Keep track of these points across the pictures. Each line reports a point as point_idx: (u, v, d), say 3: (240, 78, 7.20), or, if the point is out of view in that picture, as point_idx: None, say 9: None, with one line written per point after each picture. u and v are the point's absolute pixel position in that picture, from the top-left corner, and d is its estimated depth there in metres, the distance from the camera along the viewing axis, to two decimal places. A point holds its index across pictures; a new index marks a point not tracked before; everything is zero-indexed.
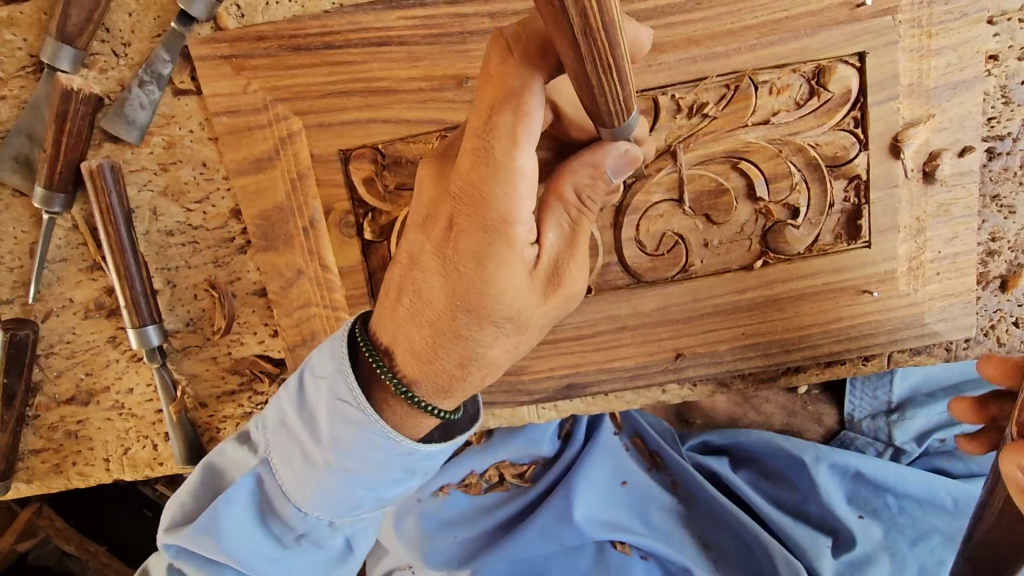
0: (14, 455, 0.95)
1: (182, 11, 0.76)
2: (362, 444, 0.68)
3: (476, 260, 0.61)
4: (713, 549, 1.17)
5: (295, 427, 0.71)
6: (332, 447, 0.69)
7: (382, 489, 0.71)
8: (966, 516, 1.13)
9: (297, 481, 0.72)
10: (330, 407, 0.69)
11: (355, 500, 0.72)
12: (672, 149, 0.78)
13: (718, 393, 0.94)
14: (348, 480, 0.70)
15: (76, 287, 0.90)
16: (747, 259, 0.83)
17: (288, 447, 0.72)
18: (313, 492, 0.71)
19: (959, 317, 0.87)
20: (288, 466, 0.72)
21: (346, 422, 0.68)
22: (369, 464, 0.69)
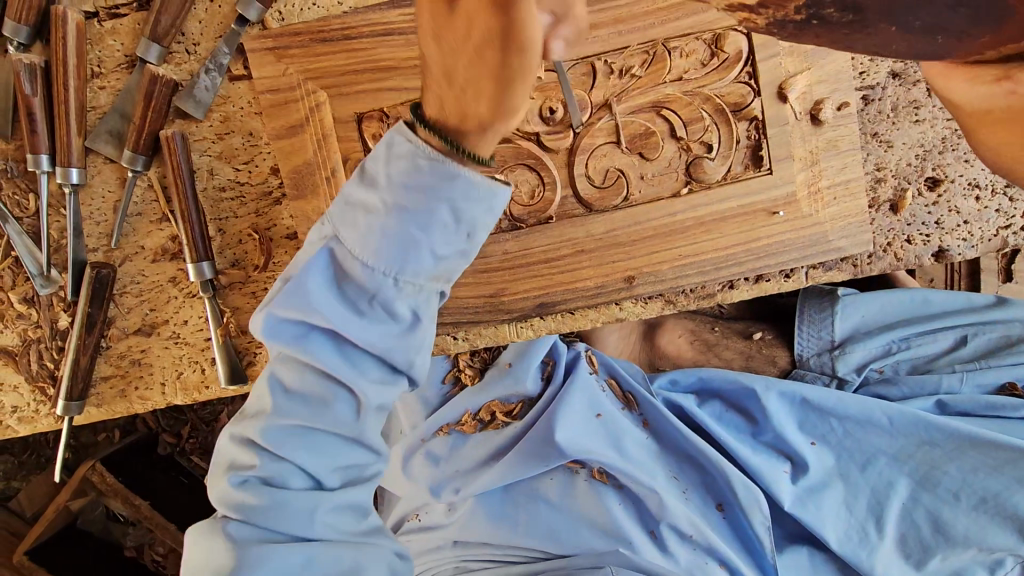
0: (89, 378, 1.16)
1: (240, 16, 1.04)
2: (396, 198, 0.67)
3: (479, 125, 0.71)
4: (683, 480, 1.36)
5: (329, 241, 0.72)
6: (366, 250, 0.70)
7: (414, 281, 0.73)
8: (901, 433, 1.29)
9: (357, 278, 0.71)
10: (358, 199, 0.70)
11: (414, 245, 0.68)
12: (608, 103, 1.02)
13: (667, 310, 1.13)
14: (399, 240, 0.68)
15: (148, 235, 1.14)
16: (676, 187, 1.04)
17: (327, 269, 0.73)
18: (352, 307, 0.73)
19: (857, 235, 1.07)
20: (332, 287, 0.72)
21: (383, 214, 0.68)
22: (412, 200, 0.66)
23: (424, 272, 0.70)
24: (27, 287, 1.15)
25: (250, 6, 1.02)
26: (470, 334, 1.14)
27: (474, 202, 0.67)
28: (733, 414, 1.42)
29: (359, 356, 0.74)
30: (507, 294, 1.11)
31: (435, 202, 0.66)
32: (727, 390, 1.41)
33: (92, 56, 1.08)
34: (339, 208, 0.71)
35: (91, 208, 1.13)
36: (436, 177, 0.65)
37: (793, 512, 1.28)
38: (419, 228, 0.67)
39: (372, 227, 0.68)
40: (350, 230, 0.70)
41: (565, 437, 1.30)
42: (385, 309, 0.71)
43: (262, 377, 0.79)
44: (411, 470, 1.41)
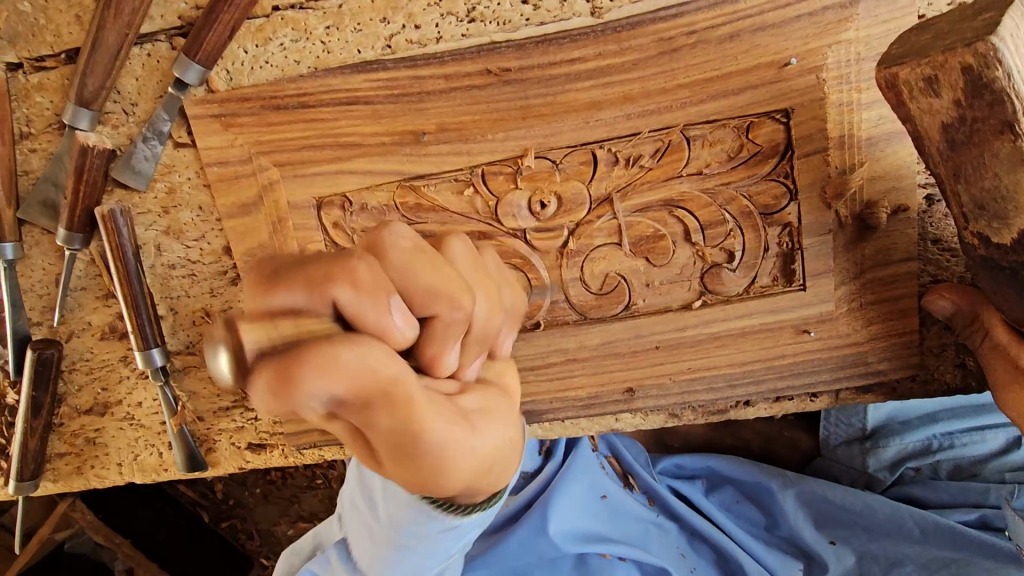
0: (41, 457, 1.09)
1: (178, 78, 0.87)
2: (416, 536, 0.70)
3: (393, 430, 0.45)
4: (691, 561, 1.24)
5: (367, 517, 0.77)
6: (392, 528, 0.71)
7: (441, 553, 0.73)
8: (936, 545, 1.14)
9: (368, 561, 0.79)
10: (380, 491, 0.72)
11: (421, 571, 0.76)
12: (611, 197, 0.85)
13: (670, 422, 0.99)
14: (411, 556, 0.73)
15: (94, 312, 1.03)
16: (687, 298, 0.88)
17: (363, 538, 0.80)
18: (389, 566, 0.75)
19: (903, 358, 0.90)
20: (366, 556, 0.80)
21: (398, 502, 0.69)
22: (421, 543, 0.70)
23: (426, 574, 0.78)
24: None
25: (188, 69, 0.85)
26: None
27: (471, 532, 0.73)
28: (747, 502, 1.30)
29: None
30: None
31: (448, 544, 0.70)
32: (741, 479, 1.29)
33: (19, 114, 0.94)
34: (372, 484, 0.76)
35: (31, 280, 1.02)
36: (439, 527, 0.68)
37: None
38: (425, 554, 0.72)
39: (393, 501, 0.70)
40: (378, 517, 0.74)
41: (553, 526, 1.21)
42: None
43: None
44: None
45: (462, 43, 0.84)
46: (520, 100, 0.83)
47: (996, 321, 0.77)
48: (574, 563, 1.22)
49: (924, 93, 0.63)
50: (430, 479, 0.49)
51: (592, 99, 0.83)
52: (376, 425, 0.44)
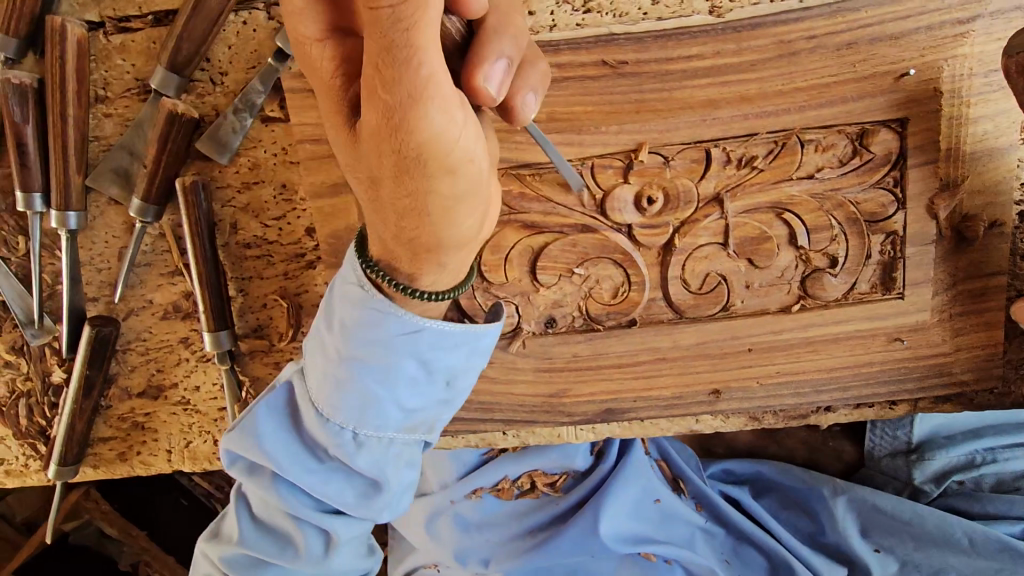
0: (86, 442, 1.03)
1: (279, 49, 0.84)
2: (370, 321, 0.71)
3: (394, 131, 0.51)
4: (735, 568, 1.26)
5: (318, 331, 0.77)
6: (342, 335, 0.73)
7: (400, 389, 0.75)
8: (984, 557, 1.17)
9: (325, 406, 0.76)
10: (341, 297, 0.73)
11: (374, 402, 0.74)
12: (719, 197, 0.84)
13: (749, 426, 0.98)
14: (361, 375, 0.73)
15: (157, 290, 0.98)
16: (785, 301, 0.88)
17: (318, 373, 0.77)
18: (333, 388, 0.75)
19: (987, 370, 0.92)
20: (317, 388, 0.77)
21: (361, 307, 0.71)
22: (380, 337, 0.72)
23: (382, 428, 0.76)
24: (14, 336, 1.00)
25: None
26: (521, 432, 1.00)
27: (433, 350, 0.74)
28: (793, 509, 1.31)
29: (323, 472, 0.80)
30: (571, 396, 0.96)
31: (402, 356, 0.73)
32: (790, 485, 1.31)
33: (96, 76, 0.89)
34: (327, 301, 0.77)
35: (91, 252, 0.96)
36: (383, 299, 0.71)
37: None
38: (383, 382, 0.74)
39: (350, 299, 0.72)
40: (331, 336, 0.75)
41: (608, 528, 1.23)
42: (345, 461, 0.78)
43: (237, 433, 0.80)
44: (433, 530, 1.30)
45: (576, 32, 0.83)
46: (636, 93, 0.82)
47: None
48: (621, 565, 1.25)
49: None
50: (404, 109, 0.49)
51: (709, 97, 0.82)
52: (382, 1, 0.43)
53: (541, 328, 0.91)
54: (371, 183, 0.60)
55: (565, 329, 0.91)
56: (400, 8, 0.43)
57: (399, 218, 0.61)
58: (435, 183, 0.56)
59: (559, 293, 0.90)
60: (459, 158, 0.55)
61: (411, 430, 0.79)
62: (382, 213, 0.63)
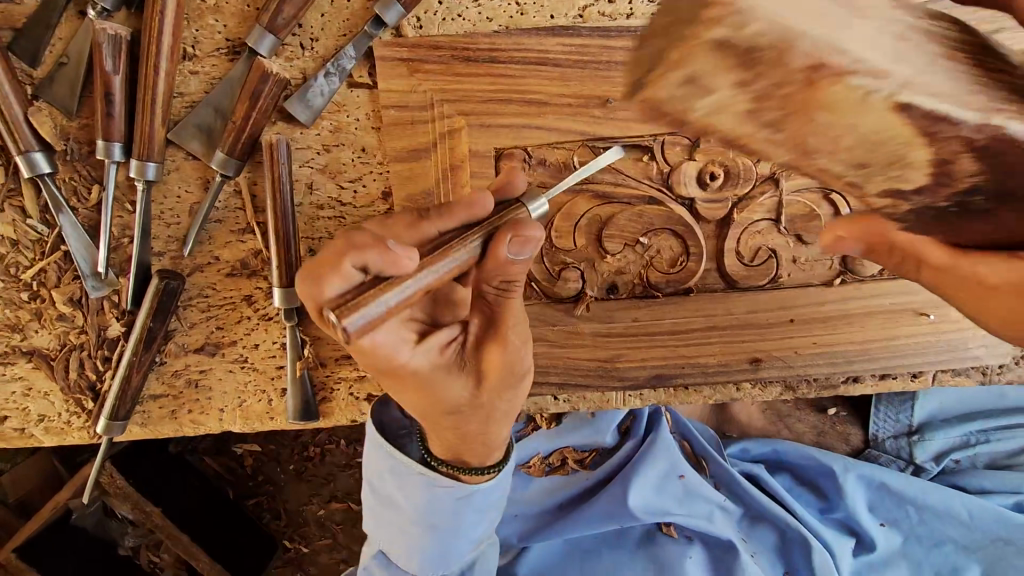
0: (137, 397, 1.02)
1: (375, 17, 0.88)
2: (443, 506, 0.89)
3: (504, 369, 0.78)
4: (752, 545, 1.33)
5: (388, 512, 0.94)
6: (430, 530, 0.91)
7: (481, 499, 0.91)
8: (980, 528, 1.29)
9: (412, 560, 0.95)
10: (417, 510, 0.90)
11: (462, 528, 0.93)
12: (775, 177, 0.92)
13: (783, 395, 1.06)
14: (456, 539, 0.94)
15: (224, 246, 1.00)
16: (827, 275, 0.97)
17: (388, 527, 0.95)
18: (428, 548, 0.94)
19: (998, 346, 1.03)
20: (393, 538, 0.95)
21: (442, 520, 0.90)
22: (454, 516, 0.90)
23: (461, 556, 0.97)
24: (73, 288, 1.00)
25: (390, 8, 0.87)
26: (572, 398, 1.05)
27: (490, 495, 0.91)
28: (805, 486, 1.41)
29: None
30: (622, 362, 1.02)
31: (466, 513, 0.90)
32: (803, 463, 1.40)
33: (187, 33, 0.92)
34: (390, 493, 0.93)
35: (162, 207, 0.98)
36: (459, 498, 0.88)
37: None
38: (464, 520, 0.92)
39: (432, 531, 0.91)
40: (409, 517, 0.91)
41: (638, 502, 1.28)
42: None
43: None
44: None
45: None
46: None
47: None
48: (641, 540, 1.34)
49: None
50: (498, 353, 0.78)
51: None
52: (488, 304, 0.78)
53: (603, 293, 0.97)
54: (454, 418, 0.78)
55: (625, 295, 0.98)
56: (508, 356, 0.78)
57: (464, 442, 0.83)
58: (500, 398, 0.80)
59: (622, 261, 0.96)
60: (517, 371, 0.80)
61: (478, 544, 0.99)
62: (440, 429, 0.81)
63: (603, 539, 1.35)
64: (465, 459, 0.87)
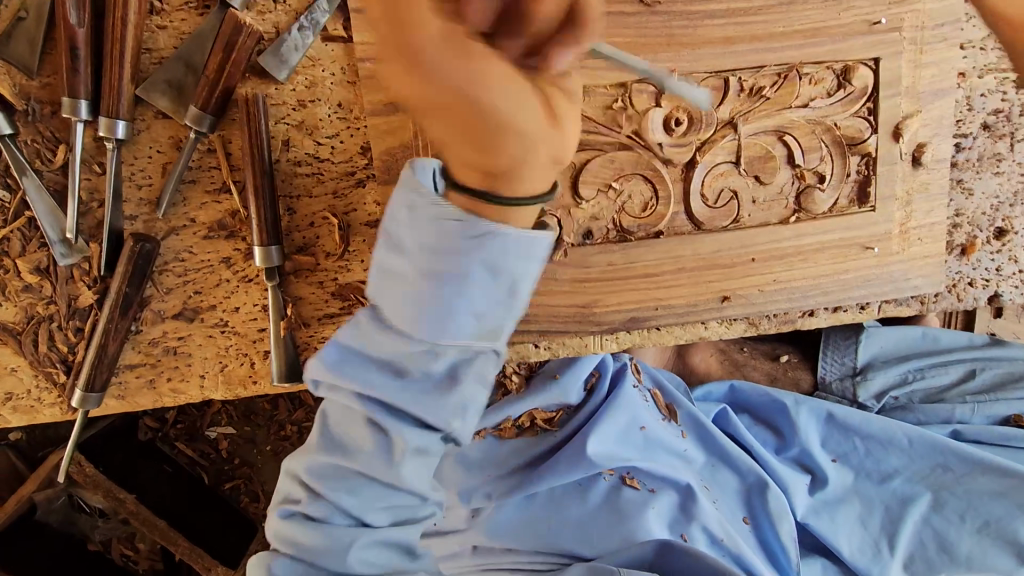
0: (114, 368, 1.00)
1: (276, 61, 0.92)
2: (452, 251, 0.69)
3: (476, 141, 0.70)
4: (714, 492, 1.40)
5: (384, 262, 0.75)
6: (426, 271, 0.71)
7: (506, 268, 0.70)
8: (920, 456, 1.39)
9: (403, 320, 0.75)
10: (416, 226, 0.70)
11: (450, 307, 0.71)
12: (733, 121, 0.99)
13: (747, 332, 1.14)
14: (459, 304, 0.71)
15: (200, 208, 0.98)
16: (784, 214, 1.04)
17: (384, 292, 0.76)
18: (418, 314, 0.73)
19: (932, 275, 1.13)
20: (387, 300, 0.76)
21: (442, 244, 0.69)
22: (457, 263, 0.69)
23: (460, 334, 0.73)
24: (40, 256, 0.96)
25: (282, 66, 0.92)
26: (553, 344, 1.10)
27: (512, 256, 0.70)
28: (763, 426, 1.51)
29: (404, 384, 0.80)
30: (600, 307, 1.07)
31: (476, 268, 0.69)
32: (759, 402, 1.50)
33: None
34: (391, 227, 0.74)
35: (133, 169, 0.96)
36: (473, 238, 0.68)
37: (807, 519, 1.36)
38: (462, 291, 0.70)
39: (427, 282, 0.71)
40: (405, 259, 0.72)
41: (597, 449, 1.34)
42: (422, 370, 0.79)
43: (316, 364, 0.84)
44: (440, 474, 1.40)
45: None
46: (667, 30, 0.95)
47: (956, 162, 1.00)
48: (609, 497, 1.34)
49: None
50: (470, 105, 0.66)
51: (727, 35, 0.96)
52: None
53: (580, 239, 1.01)
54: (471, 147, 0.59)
55: (601, 240, 1.02)
56: None
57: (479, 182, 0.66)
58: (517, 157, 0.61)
59: (597, 207, 1.01)
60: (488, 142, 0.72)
61: (481, 340, 0.75)
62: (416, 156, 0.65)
63: (566, 496, 1.35)
64: (489, 182, 0.65)
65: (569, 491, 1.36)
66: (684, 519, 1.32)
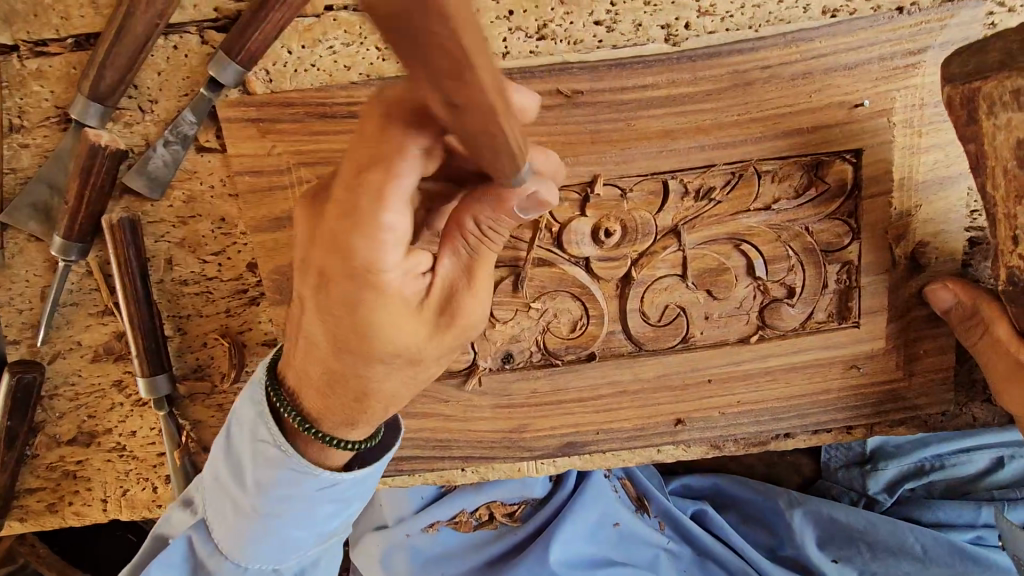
0: (8, 497, 0.95)
1: (148, 178, 0.82)
2: (284, 483, 0.71)
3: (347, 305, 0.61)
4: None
5: (219, 477, 0.75)
6: (257, 493, 0.71)
7: (335, 494, 0.73)
8: (936, 563, 1.20)
9: (230, 543, 0.75)
10: (254, 455, 0.71)
11: (285, 535, 0.74)
12: (677, 229, 0.82)
13: (710, 455, 0.97)
14: (285, 526, 0.73)
15: (85, 331, 0.91)
16: (745, 331, 0.87)
17: (221, 501, 0.75)
18: (247, 542, 0.74)
19: (938, 393, 0.93)
20: (222, 522, 0.75)
21: (268, 463, 0.71)
22: (272, 484, 0.71)
23: (290, 557, 0.76)
24: None
25: (153, 184, 0.82)
26: (480, 468, 0.97)
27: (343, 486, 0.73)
28: (751, 523, 1.33)
29: None
30: (529, 432, 0.93)
31: (322, 508, 0.73)
32: (747, 500, 1.33)
33: (10, 103, 0.82)
34: (230, 451, 0.73)
35: (10, 293, 0.89)
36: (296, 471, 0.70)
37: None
38: (294, 518, 0.73)
39: (262, 506, 0.71)
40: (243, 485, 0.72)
41: (560, 557, 1.20)
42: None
43: None
44: (390, 564, 1.28)
45: (531, 60, 0.79)
46: (590, 125, 0.79)
47: (999, 319, 0.80)
48: None
49: (1006, 107, 0.67)
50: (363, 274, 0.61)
51: (665, 128, 0.80)
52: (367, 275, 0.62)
53: (498, 364, 0.88)
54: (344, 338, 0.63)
55: (522, 365, 0.88)
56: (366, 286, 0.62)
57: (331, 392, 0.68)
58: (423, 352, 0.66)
59: (516, 328, 0.87)
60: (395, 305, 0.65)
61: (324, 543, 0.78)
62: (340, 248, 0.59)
63: None
64: (319, 421, 0.70)
65: None
66: None
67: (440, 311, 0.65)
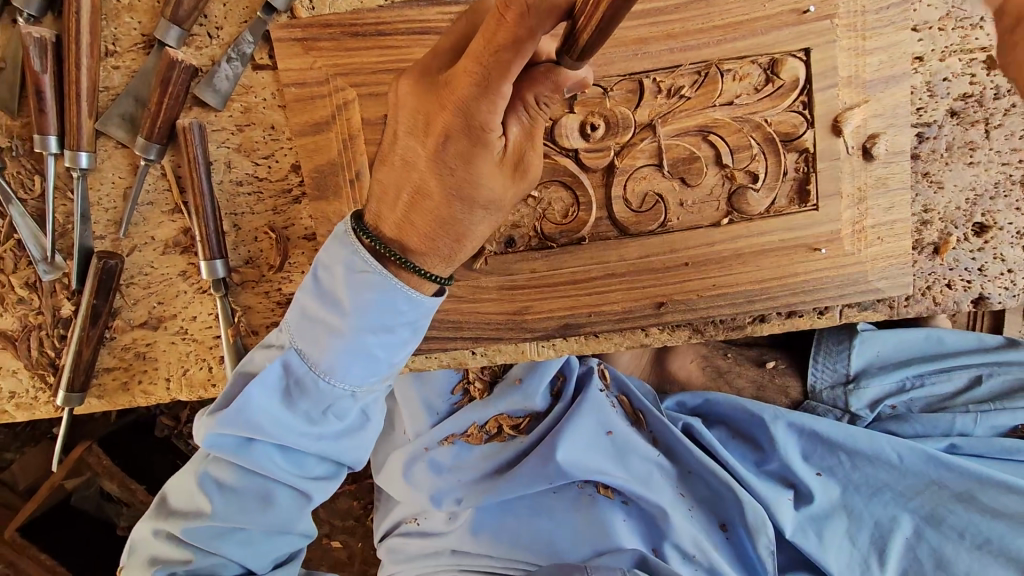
0: (91, 371, 1.12)
1: (214, 91, 1.00)
2: (380, 302, 0.82)
3: (462, 161, 0.75)
4: (688, 499, 1.34)
5: (314, 310, 0.85)
6: (352, 313, 0.82)
7: (414, 319, 0.85)
8: (913, 473, 1.27)
9: (325, 366, 0.85)
10: (346, 279, 0.82)
11: (371, 357, 0.85)
12: (652, 123, 0.97)
13: (693, 339, 1.09)
14: (371, 346, 0.85)
15: (158, 226, 1.09)
16: (716, 217, 1.00)
17: (313, 331, 0.86)
18: (338, 363, 0.84)
19: (897, 277, 1.03)
20: (314, 347, 0.85)
21: (364, 287, 0.81)
22: (368, 305, 0.81)
23: (373, 380, 0.88)
24: (30, 273, 1.10)
25: (217, 97, 1.00)
26: (489, 350, 1.11)
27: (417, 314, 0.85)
28: (740, 441, 1.41)
29: (314, 429, 0.89)
30: (531, 313, 1.06)
31: (401, 326, 0.84)
32: (736, 418, 1.40)
33: (107, 32, 1.01)
34: (323, 286, 0.85)
35: (100, 194, 1.07)
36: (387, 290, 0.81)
37: (795, 539, 1.27)
38: (378, 336, 0.84)
39: (356, 325, 0.82)
40: (335, 311, 0.84)
41: (567, 458, 1.29)
42: (339, 415, 0.89)
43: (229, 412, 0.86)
44: (413, 477, 1.38)
45: None
46: None
47: None
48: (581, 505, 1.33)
49: None
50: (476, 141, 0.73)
51: (639, 34, 0.94)
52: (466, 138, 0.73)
53: (502, 247, 1.02)
54: (451, 187, 0.76)
55: (523, 248, 1.02)
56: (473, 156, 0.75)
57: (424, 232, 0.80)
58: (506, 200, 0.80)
59: (517, 215, 1.01)
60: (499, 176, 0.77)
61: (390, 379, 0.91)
62: (456, 137, 0.73)
63: (540, 501, 1.34)
64: (413, 255, 0.82)
65: (543, 495, 1.35)
66: (658, 535, 1.30)
67: (513, 169, 0.78)
